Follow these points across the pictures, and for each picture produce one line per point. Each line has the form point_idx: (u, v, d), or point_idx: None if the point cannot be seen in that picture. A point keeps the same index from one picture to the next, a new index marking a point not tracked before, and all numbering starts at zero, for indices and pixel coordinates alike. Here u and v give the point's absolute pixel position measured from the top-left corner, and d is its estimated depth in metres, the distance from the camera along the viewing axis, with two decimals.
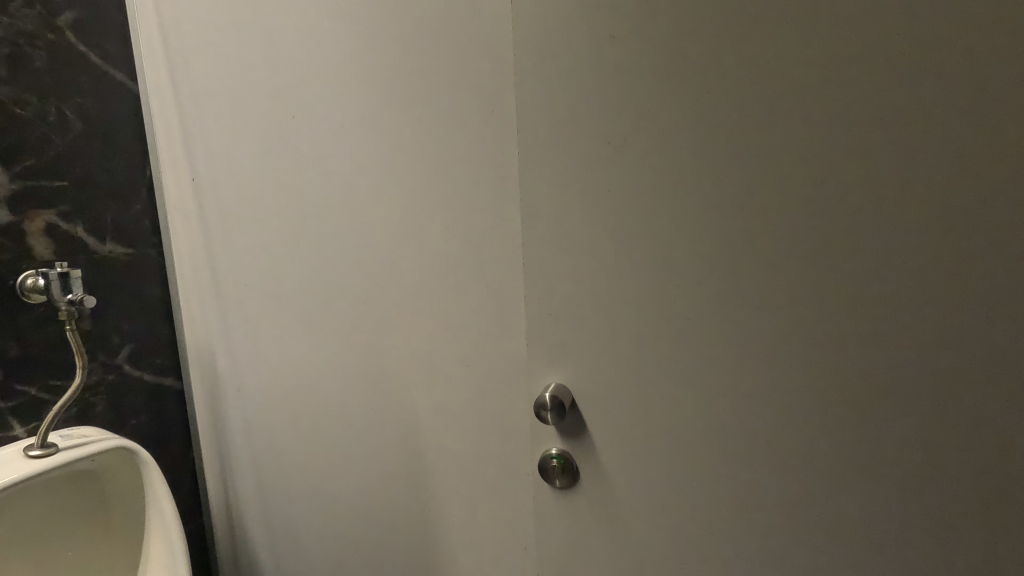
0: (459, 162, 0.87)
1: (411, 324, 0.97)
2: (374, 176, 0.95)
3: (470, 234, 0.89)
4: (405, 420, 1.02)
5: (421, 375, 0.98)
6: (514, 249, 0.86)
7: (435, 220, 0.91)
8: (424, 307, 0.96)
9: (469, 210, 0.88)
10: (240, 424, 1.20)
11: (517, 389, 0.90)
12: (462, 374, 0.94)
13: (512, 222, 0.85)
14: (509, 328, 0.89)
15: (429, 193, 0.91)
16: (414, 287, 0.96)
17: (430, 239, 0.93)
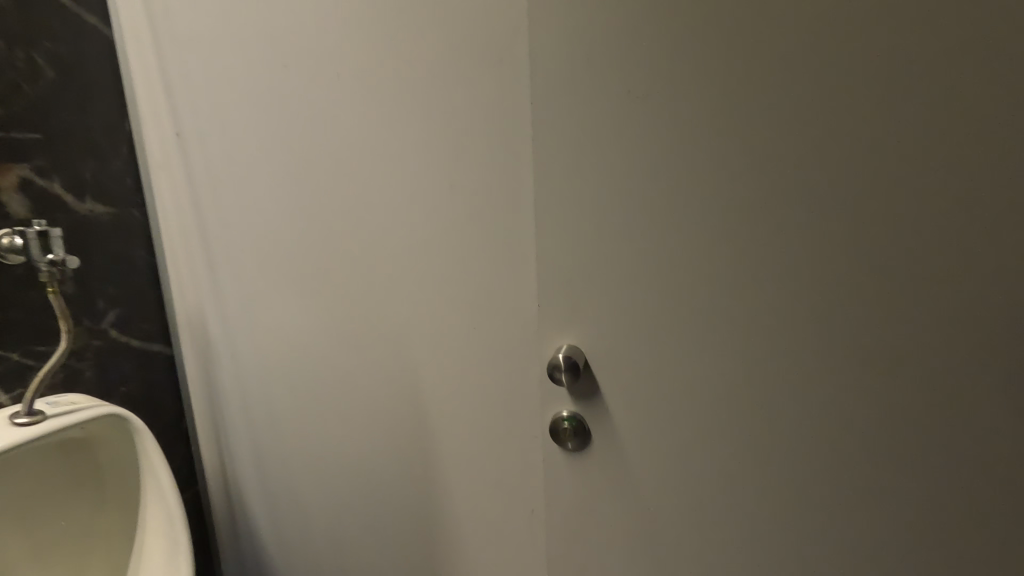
0: (464, 114, 0.83)
1: (413, 287, 0.94)
2: (374, 130, 0.90)
3: (476, 191, 0.85)
4: (408, 386, 0.99)
5: (425, 340, 0.95)
6: (523, 206, 0.82)
7: (438, 177, 0.87)
8: (427, 268, 0.92)
9: (476, 165, 0.84)
10: (235, 391, 1.17)
11: (526, 352, 0.87)
12: (468, 338, 0.91)
13: (521, 178, 0.81)
14: (517, 289, 0.86)
15: (432, 148, 0.86)
16: (416, 247, 0.92)
17: (433, 197, 0.88)
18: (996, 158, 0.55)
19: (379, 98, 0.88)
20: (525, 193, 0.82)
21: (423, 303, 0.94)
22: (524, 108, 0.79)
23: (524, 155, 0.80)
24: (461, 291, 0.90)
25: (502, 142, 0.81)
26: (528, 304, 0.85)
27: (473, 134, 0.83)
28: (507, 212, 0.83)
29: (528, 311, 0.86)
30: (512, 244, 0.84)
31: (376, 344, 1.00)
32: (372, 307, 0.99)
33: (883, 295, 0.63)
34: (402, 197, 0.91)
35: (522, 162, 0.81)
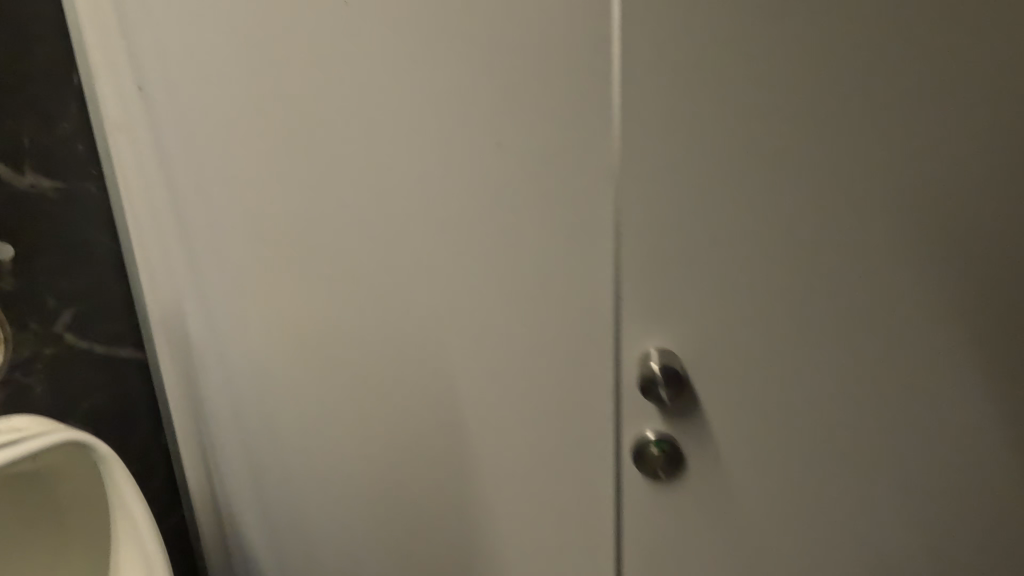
0: (526, 60, 0.67)
1: (450, 276, 0.77)
2: (403, 83, 0.72)
3: (538, 156, 0.70)
4: (439, 396, 0.82)
5: (465, 337, 0.79)
6: (599, 173, 0.69)
7: (487, 140, 0.71)
8: (468, 253, 0.75)
9: (538, 124, 0.69)
10: (226, 405, 0.98)
11: (591, 345, 0.75)
12: (521, 333, 0.76)
13: (597, 140, 0.68)
14: (586, 273, 0.72)
15: (478, 104, 0.70)
16: (455, 227, 0.75)
17: (480, 165, 0.72)
18: None
19: (410, 41, 0.70)
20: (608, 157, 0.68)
21: (461, 295, 0.77)
22: (611, 56, 0.66)
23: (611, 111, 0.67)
24: (513, 279, 0.75)
25: (577, 94, 0.67)
26: (601, 291, 0.72)
27: (535, 85, 0.68)
28: (577, 181, 0.70)
29: (605, 298, 0.73)
30: (583, 220, 0.71)
31: (401, 346, 0.83)
32: (395, 302, 0.81)
33: (977, 249, 0.63)
34: (438, 167, 0.74)
35: (605, 119, 0.67)
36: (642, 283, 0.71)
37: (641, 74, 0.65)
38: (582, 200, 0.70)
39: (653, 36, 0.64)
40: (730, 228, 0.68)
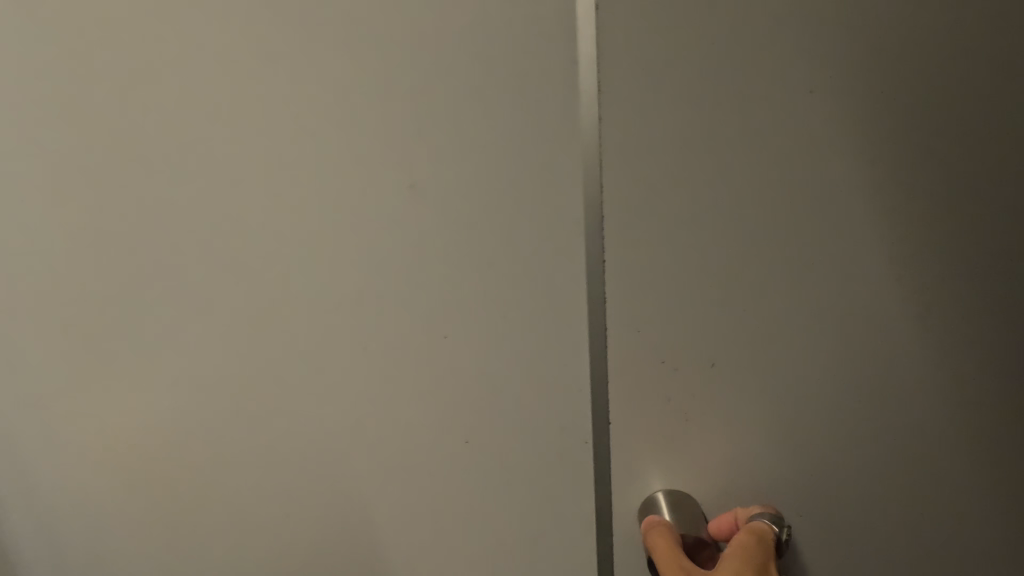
0: (455, 76, 0.47)
1: (358, 370, 0.55)
2: (279, 111, 0.50)
3: (475, 208, 0.49)
4: (359, 505, 0.60)
5: (390, 431, 0.57)
6: (563, 235, 0.48)
7: (403, 186, 0.50)
8: (379, 340, 0.54)
9: (474, 164, 0.48)
10: (41, 541, 0.67)
11: (566, 448, 0.53)
12: (468, 429, 0.55)
13: (558, 187, 0.47)
14: (548, 371, 0.51)
15: (389, 139, 0.49)
16: (361, 306, 0.53)
17: (392, 221, 0.51)
18: None
19: (276, 42, 0.49)
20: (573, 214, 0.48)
21: (373, 396, 0.56)
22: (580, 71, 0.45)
23: (578, 150, 0.47)
24: (444, 372, 0.54)
25: (529, 125, 0.47)
26: (571, 393, 0.52)
27: (469, 109, 0.48)
28: (531, 247, 0.49)
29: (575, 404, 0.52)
30: (549, 286, 0.50)
31: (292, 467, 0.60)
32: (282, 410, 0.58)
33: None
34: (332, 227, 0.52)
35: (570, 161, 0.47)
36: (645, 376, 0.50)
37: (625, 103, 0.45)
38: (539, 269, 0.49)
39: (639, 50, 0.44)
40: (762, 311, 0.48)
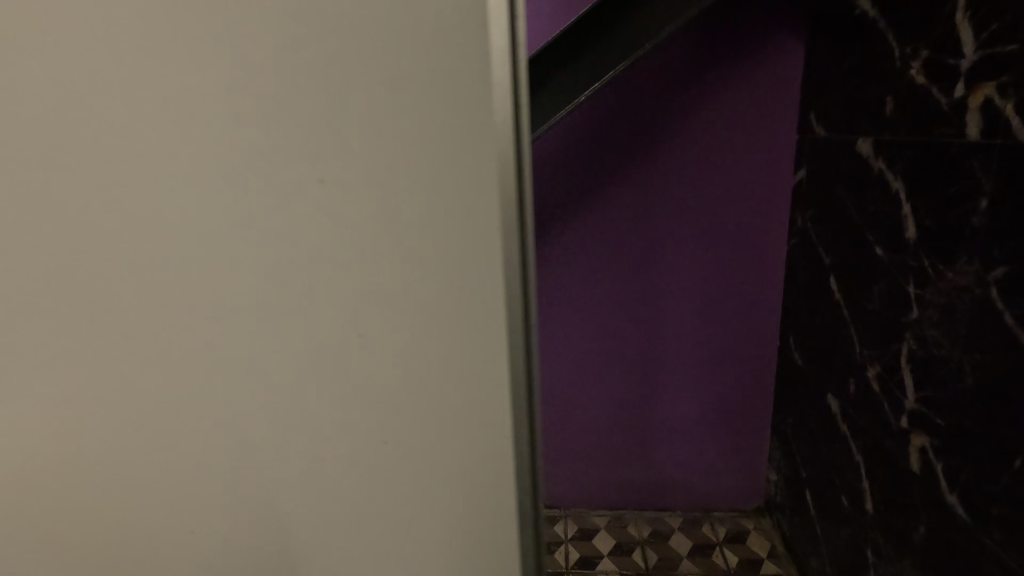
0: (360, 13, 0.35)
1: (260, 392, 0.45)
2: (132, 67, 0.38)
3: (381, 183, 0.38)
4: (264, 526, 0.50)
5: (295, 448, 0.46)
6: (490, 214, 0.38)
7: (292, 161, 0.38)
8: (278, 350, 0.43)
9: (379, 128, 0.37)
10: None
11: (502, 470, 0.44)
12: (384, 449, 0.45)
13: (483, 154, 0.37)
14: (481, 390, 0.42)
15: (270, 100, 0.37)
16: (255, 311, 0.42)
17: (286, 213, 0.39)
18: None
19: None
20: (505, 186, 0.37)
21: (280, 420, 0.45)
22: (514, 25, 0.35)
23: (507, 106, 0.36)
24: (353, 387, 0.43)
25: (442, 75, 0.36)
26: (501, 397, 0.42)
27: (369, 60, 0.36)
28: (450, 229, 0.39)
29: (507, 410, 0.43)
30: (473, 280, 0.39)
31: (195, 500, 0.50)
32: (176, 438, 0.47)
33: None
34: (212, 216, 0.40)
35: (496, 120, 0.36)
36: None
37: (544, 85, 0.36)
38: (473, 267, 0.39)
39: None
40: None
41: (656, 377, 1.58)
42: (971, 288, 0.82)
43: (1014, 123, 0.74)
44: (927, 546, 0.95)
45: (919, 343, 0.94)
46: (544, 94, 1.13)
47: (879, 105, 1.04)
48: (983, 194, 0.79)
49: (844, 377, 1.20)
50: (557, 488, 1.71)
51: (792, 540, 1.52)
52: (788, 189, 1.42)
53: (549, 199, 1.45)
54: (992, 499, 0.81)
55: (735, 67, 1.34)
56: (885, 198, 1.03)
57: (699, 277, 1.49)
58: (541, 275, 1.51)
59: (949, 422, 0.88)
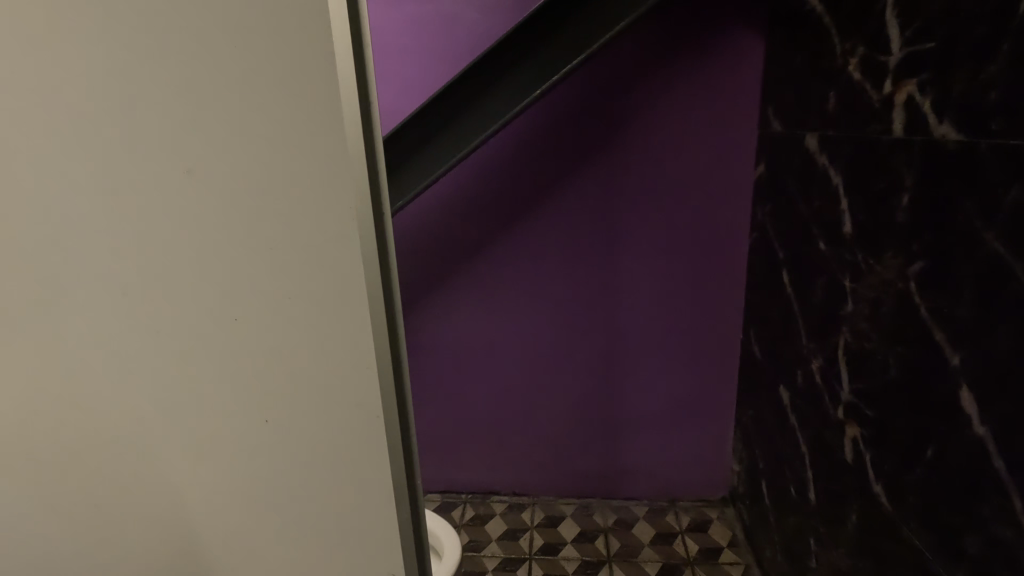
0: (210, 8, 0.38)
1: (151, 368, 0.47)
2: (19, 65, 0.41)
3: (242, 174, 0.41)
4: (158, 495, 0.52)
5: (182, 418, 0.49)
6: (342, 203, 0.40)
7: (165, 153, 0.41)
8: (164, 322, 0.46)
9: (235, 123, 0.40)
10: None
11: (370, 439, 0.46)
12: (262, 418, 0.48)
13: (331, 145, 0.39)
14: (345, 365, 0.44)
15: (140, 95, 0.40)
16: (142, 292, 0.45)
17: (161, 197, 0.42)
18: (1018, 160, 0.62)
19: None
20: (355, 175, 0.40)
21: (171, 393, 0.48)
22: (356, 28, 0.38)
23: (353, 100, 0.38)
24: (229, 360, 0.46)
25: (289, 70, 0.38)
26: (366, 374, 0.45)
27: (221, 58, 0.39)
28: (307, 217, 0.41)
29: (373, 387, 0.45)
30: (330, 260, 0.42)
31: (101, 470, 0.52)
32: (79, 410, 0.50)
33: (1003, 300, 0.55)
34: (99, 203, 0.43)
35: (341, 113, 0.38)
36: None
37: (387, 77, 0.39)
38: (329, 248, 0.41)
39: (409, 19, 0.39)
40: None
41: (622, 367, 1.59)
42: (896, 281, 0.84)
43: (930, 120, 0.75)
44: (860, 533, 0.97)
45: (853, 336, 0.96)
46: (502, 89, 1.22)
47: (824, 102, 1.05)
48: (905, 190, 0.81)
49: (794, 369, 1.21)
50: (525, 476, 1.73)
51: (752, 529, 1.53)
52: (750, 182, 1.42)
53: (513, 190, 1.47)
54: (910, 488, 0.83)
55: (692, 62, 1.35)
56: (828, 192, 1.04)
57: (662, 269, 1.50)
58: (506, 266, 1.53)
59: (876, 413, 0.90)
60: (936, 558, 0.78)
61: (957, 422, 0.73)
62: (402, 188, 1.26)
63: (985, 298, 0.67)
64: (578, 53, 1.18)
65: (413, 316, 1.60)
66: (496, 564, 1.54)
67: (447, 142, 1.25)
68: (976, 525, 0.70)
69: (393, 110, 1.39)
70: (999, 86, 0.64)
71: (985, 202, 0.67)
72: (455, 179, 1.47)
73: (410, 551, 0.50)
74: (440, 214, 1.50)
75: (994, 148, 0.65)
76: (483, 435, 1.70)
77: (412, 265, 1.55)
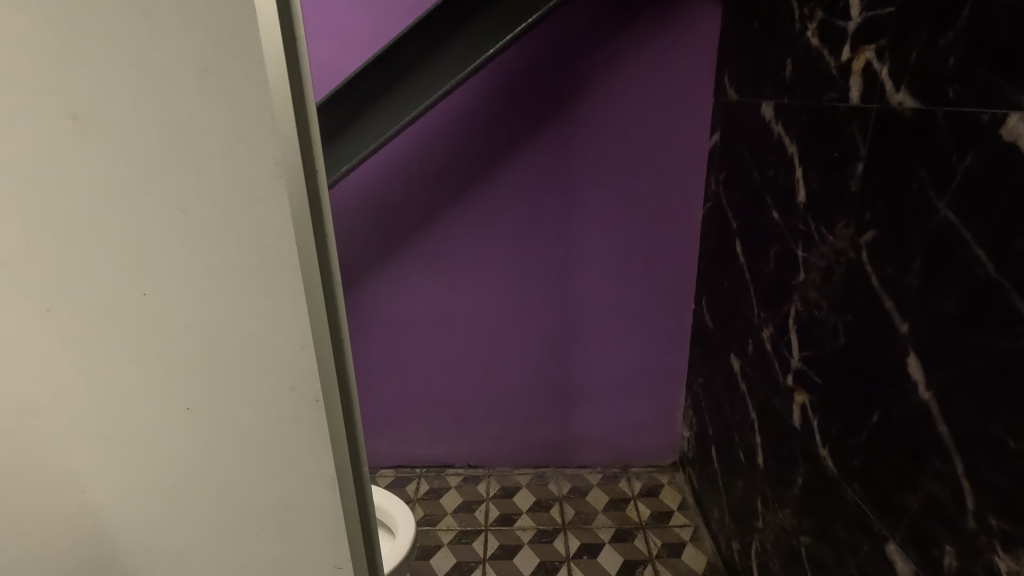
0: None
1: (44, 348, 0.41)
2: None
3: (144, 126, 0.35)
4: (66, 492, 0.46)
5: (88, 407, 0.43)
6: (265, 154, 0.35)
7: (43, 96, 0.35)
8: (58, 301, 0.39)
9: (136, 67, 0.34)
10: None
11: (309, 426, 0.42)
12: (180, 408, 0.42)
13: (254, 92, 0.34)
14: (275, 345, 0.40)
15: (14, 29, 0.34)
16: (25, 260, 0.38)
17: (46, 153, 0.36)
18: (973, 130, 0.62)
19: None
20: (281, 129, 0.34)
21: (71, 379, 0.42)
22: None
23: (274, 31, 0.32)
24: (139, 344, 0.40)
25: (200, 9, 0.33)
26: (303, 356, 0.40)
27: None
28: (224, 171, 0.35)
29: (311, 369, 0.40)
30: (255, 229, 0.37)
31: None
32: None
33: None
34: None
35: (262, 49, 0.33)
36: None
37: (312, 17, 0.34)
38: (252, 214, 0.36)
39: None
40: None
41: (576, 337, 1.59)
42: (846, 250, 0.85)
43: (887, 88, 0.75)
44: (805, 493, 1.00)
45: (803, 304, 0.97)
46: (453, 49, 1.15)
47: (780, 70, 1.04)
48: (859, 158, 0.81)
49: (744, 338, 1.23)
50: (480, 448, 1.72)
51: (701, 493, 1.57)
52: (703, 151, 1.41)
53: (465, 156, 1.41)
54: (854, 452, 0.85)
55: (649, 24, 1.31)
56: (782, 161, 1.04)
57: (617, 238, 1.48)
58: (456, 236, 1.48)
59: (823, 380, 0.92)
60: (878, 518, 0.80)
61: (902, 388, 0.75)
62: (347, 152, 1.18)
63: (933, 267, 0.68)
64: (534, 12, 1.12)
65: (362, 287, 1.53)
66: (452, 537, 1.53)
67: (394, 104, 1.17)
68: (918, 488, 0.72)
69: (335, 69, 1.29)
70: (956, 56, 0.64)
71: (935, 174, 0.67)
72: (404, 143, 1.39)
73: (357, 541, 0.46)
74: (389, 181, 1.43)
75: (949, 118, 0.65)
76: (438, 408, 1.67)
77: (361, 234, 1.47)
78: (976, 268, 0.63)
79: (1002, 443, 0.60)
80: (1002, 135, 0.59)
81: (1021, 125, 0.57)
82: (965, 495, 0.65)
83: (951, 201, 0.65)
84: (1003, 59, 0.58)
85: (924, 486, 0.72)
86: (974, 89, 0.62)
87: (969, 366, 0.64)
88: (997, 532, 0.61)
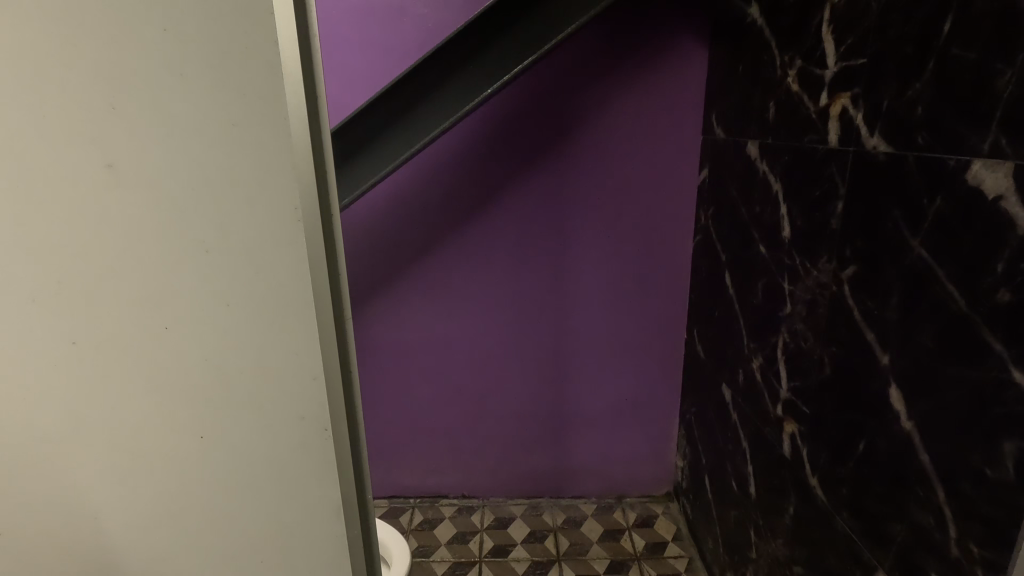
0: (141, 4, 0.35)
1: (66, 381, 0.43)
2: None
3: (175, 174, 0.38)
4: (78, 518, 0.47)
5: (106, 436, 0.44)
6: (286, 201, 0.38)
7: (81, 146, 0.38)
8: (83, 334, 0.42)
9: (171, 122, 0.37)
10: None
11: (316, 455, 0.44)
12: (194, 439, 0.44)
13: (278, 145, 0.37)
14: (288, 377, 0.42)
15: (58, 90, 0.37)
16: (56, 297, 0.41)
17: (82, 198, 0.39)
18: (941, 174, 0.67)
19: None
20: (300, 178, 0.37)
21: (91, 410, 0.44)
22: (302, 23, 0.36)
23: (298, 90, 0.36)
24: (158, 375, 0.43)
25: (233, 73, 0.36)
26: (313, 387, 0.42)
27: (154, 55, 0.36)
28: (247, 217, 0.38)
29: (320, 399, 0.43)
30: (274, 268, 0.39)
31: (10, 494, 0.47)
32: None
33: None
34: (4, 195, 0.39)
35: (287, 106, 0.36)
36: None
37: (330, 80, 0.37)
38: (271, 254, 0.39)
39: None
40: None
41: (571, 367, 1.60)
42: (829, 284, 0.88)
43: (862, 132, 0.79)
44: (797, 524, 1.02)
45: (790, 336, 1.01)
46: (452, 88, 1.20)
47: (764, 111, 1.10)
48: (839, 197, 0.85)
49: (735, 368, 1.26)
50: (475, 477, 1.72)
51: (695, 524, 1.57)
52: (693, 186, 1.46)
53: (463, 190, 1.45)
54: (842, 481, 0.87)
55: (640, 66, 1.37)
56: (768, 198, 1.08)
57: (612, 269, 1.52)
58: (453, 266, 1.51)
59: (811, 410, 0.95)
60: (867, 547, 0.82)
61: (885, 418, 0.77)
62: (350, 185, 1.22)
63: (911, 302, 0.72)
64: (529, 55, 1.17)
65: (360, 316, 1.55)
66: (446, 569, 1.51)
67: (397, 140, 1.21)
68: (903, 518, 0.74)
69: (339, 105, 1.34)
70: (923, 105, 0.69)
71: (908, 213, 0.72)
72: (406, 175, 1.43)
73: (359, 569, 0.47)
74: (388, 212, 1.46)
75: (919, 163, 0.70)
76: (432, 437, 1.67)
77: (360, 264, 1.50)
78: (948, 303, 0.66)
79: (980, 473, 0.63)
80: (967, 179, 0.63)
81: (983, 171, 0.61)
82: (947, 522, 0.67)
83: (924, 239, 0.69)
84: (964, 110, 0.63)
85: (909, 515, 0.73)
86: (939, 136, 0.67)
87: (947, 396, 0.67)
88: (979, 560, 0.63)
